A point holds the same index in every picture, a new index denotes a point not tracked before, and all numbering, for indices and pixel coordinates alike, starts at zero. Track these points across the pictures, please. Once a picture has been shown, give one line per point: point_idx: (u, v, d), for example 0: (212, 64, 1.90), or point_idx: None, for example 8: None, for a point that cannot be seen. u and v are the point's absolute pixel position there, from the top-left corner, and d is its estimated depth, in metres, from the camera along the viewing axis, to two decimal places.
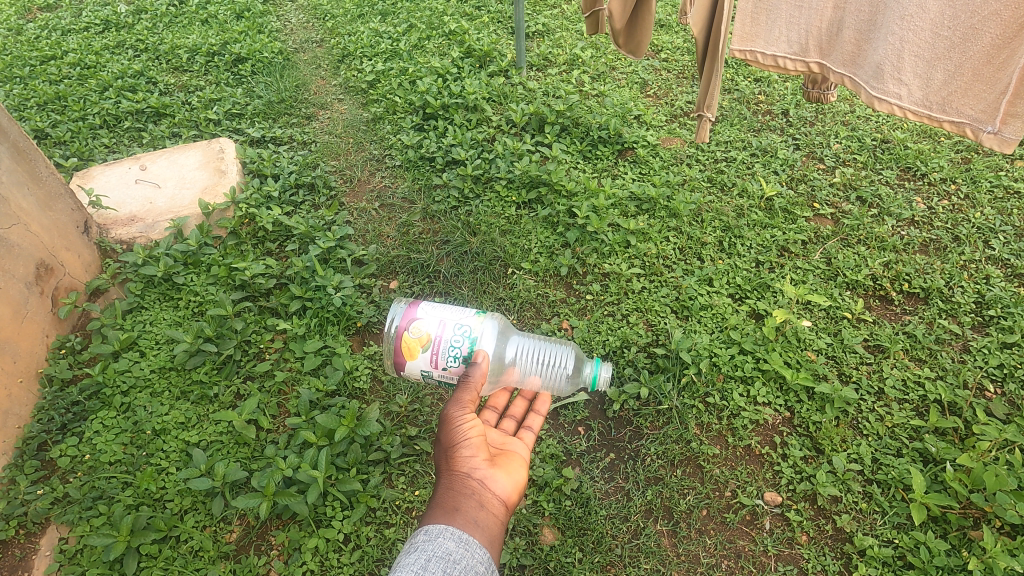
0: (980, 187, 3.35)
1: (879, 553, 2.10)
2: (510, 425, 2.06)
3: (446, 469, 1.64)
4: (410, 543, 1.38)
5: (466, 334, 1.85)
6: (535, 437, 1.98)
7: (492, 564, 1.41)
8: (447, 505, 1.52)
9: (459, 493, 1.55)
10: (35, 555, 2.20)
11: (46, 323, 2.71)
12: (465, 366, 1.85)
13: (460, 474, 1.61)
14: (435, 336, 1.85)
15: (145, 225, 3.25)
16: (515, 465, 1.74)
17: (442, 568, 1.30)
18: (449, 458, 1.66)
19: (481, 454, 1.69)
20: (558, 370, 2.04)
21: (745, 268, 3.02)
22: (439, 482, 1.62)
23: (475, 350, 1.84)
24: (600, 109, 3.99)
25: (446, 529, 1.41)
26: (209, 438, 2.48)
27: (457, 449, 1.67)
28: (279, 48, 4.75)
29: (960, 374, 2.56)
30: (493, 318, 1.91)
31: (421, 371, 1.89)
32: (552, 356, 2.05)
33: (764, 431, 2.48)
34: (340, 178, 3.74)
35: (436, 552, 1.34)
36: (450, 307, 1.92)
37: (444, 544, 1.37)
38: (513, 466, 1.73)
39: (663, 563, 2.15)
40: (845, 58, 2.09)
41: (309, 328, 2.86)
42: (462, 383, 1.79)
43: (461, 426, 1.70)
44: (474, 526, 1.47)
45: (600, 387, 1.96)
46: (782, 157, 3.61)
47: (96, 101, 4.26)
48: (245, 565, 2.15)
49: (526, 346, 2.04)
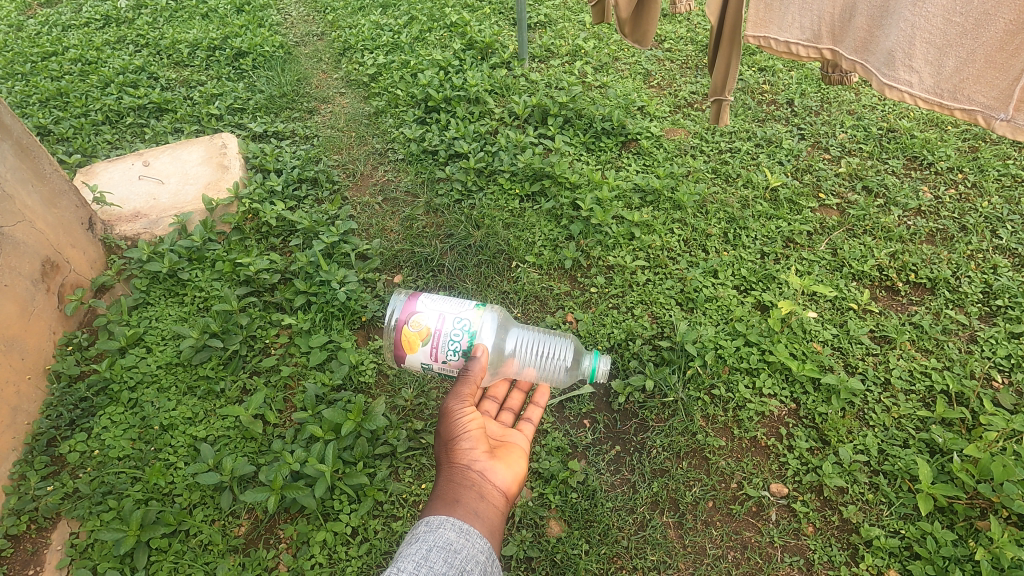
0: (988, 175, 3.33)
1: (885, 543, 2.10)
2: (509, 416, 2.07)
3: (446, 461, 1.64)
4: (411, 534, 1.39)
5: (465, 328, 1.85)
6: (534, 429, 1.98)
7: (493, 555, 1.42)
8: (447, 498, 1.52)
9: (459, 484, 1.55)
10: (46, 549, 2.22)
11: (53, 320, 2.73)
12: (465, 360, 1.86)
13: (460, 466, 1.61)
14: (434, 329, 1.85)
15: (149, 222, 3.25)
16: (515, 457, 1.75)
17: (443, 558, 1.31)
18: (449, 450, 1.66)
19: (481, 446, 1.69)
20: (557, 361, 2.05)
21: (750, 260, 3.01)
22: (439, 473, 1.62)
23: (475, 344, 1.85)
24: (603, 100, 3.96)
25: (447, 520, 1.42)
26: (216, 433, 2.49)
27: (456, 442, 1.67)
28: (280, 42, 4.73)
29: (967, 365, 2.55)
30: (493, 312, 1.92)
31: (421, 363, 1.89)
32: (551, 347, 2.06)
33: (771, 422, 2.47)
34: (343, 172, 3.72)
35: (437, 542, 1.35)
36: (448, 300, 1.91)
37: (444, 534, 1.38)
38: (513, 458, 1.73)
39: (670, 555, 2.16)
40: (856, 44, 2.07)
41: (314, 323, 2.87)
42: (462, 376, 1.79)
43: (460, 419, 1.71)
44: (474, 517, 1.47)
45: (599, 380, 1.97)
46: (787, 147, 3.58)
47: (98, 98, 4.25)
48: (254, 558, 2.16)
49: (525, 338, 2.06)
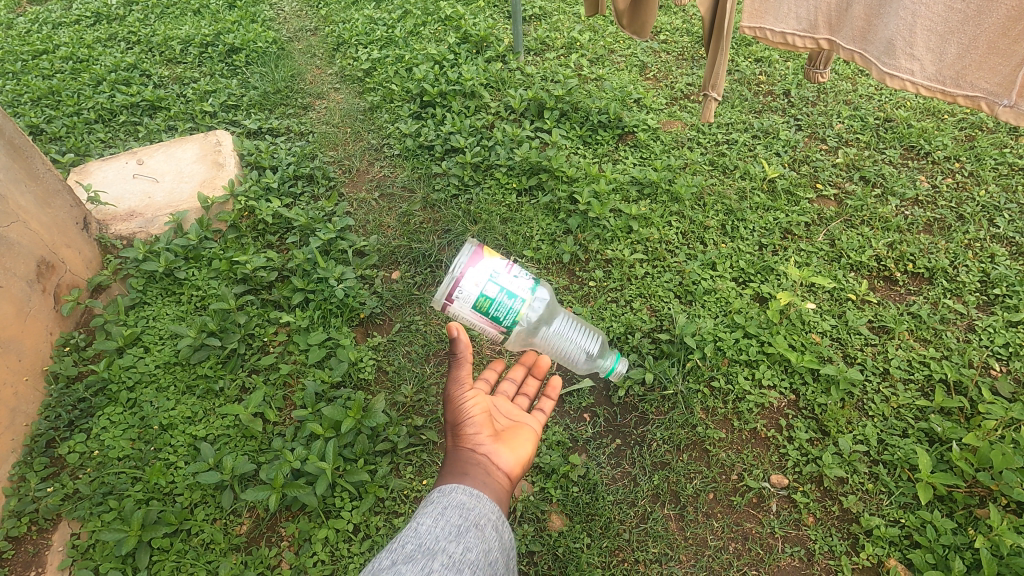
0: (985, 164, 3.32)
1: (886, 533, 2.11)
2: (523, 403, 2.01)
3: (455, 435, 1.68)
4: (425, 498, 1.42)
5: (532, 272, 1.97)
6: (546, 417, 1.97)
7: (504, 516, 1.44)
8: (455, 471, 1.54)
9: (467, 455, 1.59)
10: (47, 551, 2.22)
11: (49, 320, 2.71)
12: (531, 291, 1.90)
13: (471, 434, 1.66)
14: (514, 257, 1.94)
15: (144, 220, 3.23)
16: (521, 434, 1.78)
17: (458, 513, 1.36)
18: (457, 426, 1.70)
19: (486, 422, 1.73)
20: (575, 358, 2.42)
21: (748, 252, 3.01)
22: (447, 448, 1.65)
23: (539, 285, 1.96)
24: (599, 93, 3.94)
25: (459, 485, 1.46)
26: (216, 432, 2.49)
27: (462, 421, 1.69)
28: (274, 38, 4.69)
29: (965, 354, 2.56)
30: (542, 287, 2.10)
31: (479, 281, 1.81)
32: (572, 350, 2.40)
33: (770, 414, 2.48)
34: (339, 168, 3.70)
35: (451, 502, 1.39)
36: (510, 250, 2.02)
37: (456, 498, 1.41)
38: (520, 436, 1.77)
39: (671, 547, 2.16)
40: (854, 34, 2.06)
41: (312, 321, 2.85)
42: (452, 359, 1.71)
43: (467, 396, 1.75)
44: (486, 484, 1.51)
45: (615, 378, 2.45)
46: (785, 138, 3.58)
47: (90, 96, 4.21)
48: (256, 556, 2.16)
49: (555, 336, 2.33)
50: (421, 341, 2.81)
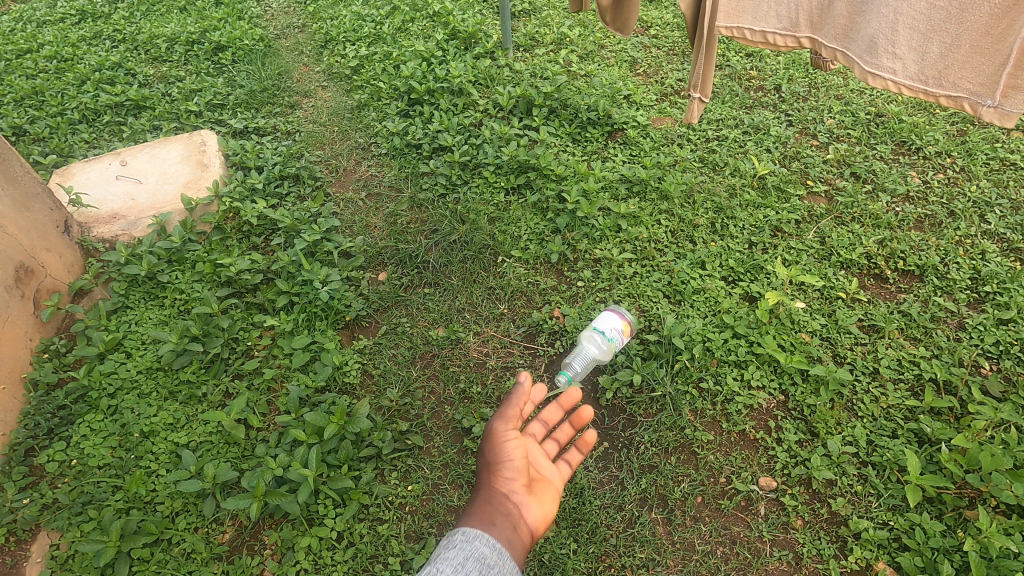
0: (976, 159, 3.30)
1: (874, 535, 2.09)
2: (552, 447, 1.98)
3: (486, 479, 1.66)
4: (448, 541, 1.45)
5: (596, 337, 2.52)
6: (571, 471, 1.92)
7: None
8: (484, 516, 1.54)
9: (495, 506, 1.57)
10: (26, 562, 2.18)
11: (28, 326, 2.67)
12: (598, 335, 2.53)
13: (500, 484, 1.63)
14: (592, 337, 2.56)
15: (127, 223, 3.18)
16: (549, 492, 1.72)
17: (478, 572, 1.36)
18: (489, 470, 1.66)
19: (521, 477, 1.68)
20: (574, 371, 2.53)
21: (738, 250, 2.98)
22: (476, 492, 1.64)
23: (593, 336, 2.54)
24: (589, 89, 3.89)
25: (482, 535, 1.45)
26: (199, 439, 2.45)
27: (500, 467, 1.66)
28: (260, 35, 4.63)
29: (955, 352, 2.53)
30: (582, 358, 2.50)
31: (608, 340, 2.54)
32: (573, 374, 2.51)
33: (759, 415, 2.45)
34: (325, 168, 3.65)
35: (473, 555, 1.39)
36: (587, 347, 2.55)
37: (479, 549, 1.42)
38: (548, 493, 1.71)
39: (659, 552, 2.14)
40: (837, 32, 2.03)
41: (297, 324, 2.81)
42: (506, 399, 1.78)
43: (505, 443, 1.70)
44: (507, 542, 1.49)
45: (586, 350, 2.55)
46: (775, 134, 3.54)
47: (73, 96, 4.14)
48: (238, 566, 2.13)
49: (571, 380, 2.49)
50: (407, 344, 2.77)
